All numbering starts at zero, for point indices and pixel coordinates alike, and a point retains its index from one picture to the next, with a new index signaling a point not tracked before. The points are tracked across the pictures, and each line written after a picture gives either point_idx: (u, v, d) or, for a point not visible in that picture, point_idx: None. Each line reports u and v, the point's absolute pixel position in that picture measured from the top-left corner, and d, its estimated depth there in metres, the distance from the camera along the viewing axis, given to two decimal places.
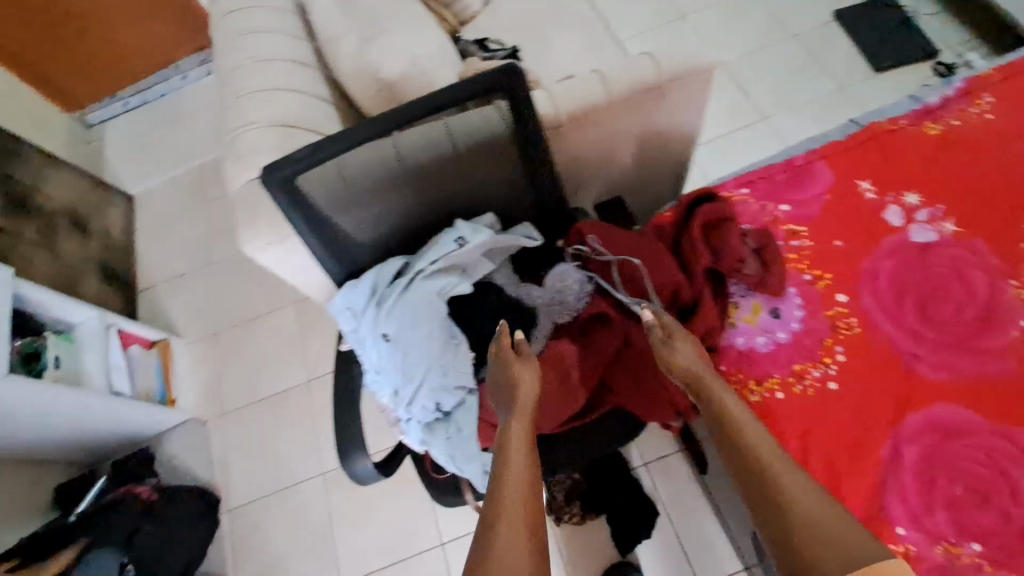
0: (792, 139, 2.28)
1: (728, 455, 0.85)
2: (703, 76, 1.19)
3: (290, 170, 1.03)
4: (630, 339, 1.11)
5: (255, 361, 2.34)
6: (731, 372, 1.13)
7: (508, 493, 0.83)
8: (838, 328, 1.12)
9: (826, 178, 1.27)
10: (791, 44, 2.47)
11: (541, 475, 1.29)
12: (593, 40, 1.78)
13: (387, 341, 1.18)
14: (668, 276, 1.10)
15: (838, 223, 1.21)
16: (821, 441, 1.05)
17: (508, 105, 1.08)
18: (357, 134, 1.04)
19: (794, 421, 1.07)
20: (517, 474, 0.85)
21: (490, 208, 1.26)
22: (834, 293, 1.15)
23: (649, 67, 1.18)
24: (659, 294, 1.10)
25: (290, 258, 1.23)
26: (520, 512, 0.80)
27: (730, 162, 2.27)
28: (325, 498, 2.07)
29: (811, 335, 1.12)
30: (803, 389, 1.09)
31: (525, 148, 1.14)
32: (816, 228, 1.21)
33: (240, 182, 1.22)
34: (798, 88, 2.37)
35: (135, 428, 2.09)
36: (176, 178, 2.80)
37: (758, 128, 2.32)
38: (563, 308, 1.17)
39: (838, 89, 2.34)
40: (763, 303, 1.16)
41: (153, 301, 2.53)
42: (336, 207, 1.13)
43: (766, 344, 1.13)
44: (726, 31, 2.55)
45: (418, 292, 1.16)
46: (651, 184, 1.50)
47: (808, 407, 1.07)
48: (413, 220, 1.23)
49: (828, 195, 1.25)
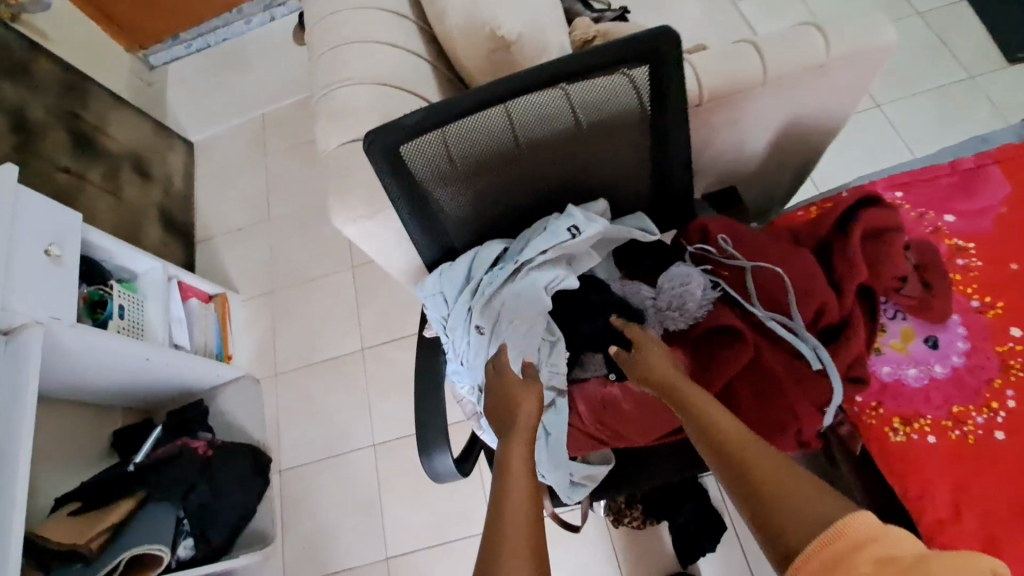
0: (910, 132, 2.02)
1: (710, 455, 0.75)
2: (873, 56, 1.01)
3: (395, 138, 0.91)
4: (762, 359, 0.95)
5: (308, 324, 2.29)
6: (870, 405, 1.00)
7: (505, 516, 0.70)
8: (1010, 368, 0.95)
9: (1002, 187, 1.08)
10: (917, 23, 2.18)
11: (631, 492, 1.17)
12: (710, 6, 1.58)
13: (478, 332, 1.07)
14: (816, 292, 0.95)
15: (1016, 242, 1.03)
16: (978, 498, 0.90)
17: (649, 76, 0.92)
18: (473, 101, 0.91)
19: (946, 472, 0.92)
20: (517, 498, 0.72)
21: (603, 194, 1.12)
22: (1007, 326, 0.98)
23: (811, 41, 1.00)
24: (803, 311, 0.95)
25: (379, 233, 1.13)
26: (518, 547, 0.67)
27: (835, 153, 2.03)
28: (374, 469, 2.02)
29: (975, 373, 0.97)
30: (961, 436, 0.94)
31: (656, 129, 0.99)
32: (988, 246, 1.04)
33: (330, 145, 1.12)
34: (922, 73, 2.09)
35: (191, 382, 2.08)
36: (237, 130, 2.73)
37: (869, 117, 2.07)
38: (680, 315, 1.00)
39: (966, 78, 2.05)
40: (916, 329, 1.01)
41: (210, 254, 2.49)
42: (436, 182, 1.01)
43: (916, 378, 0.99)
44: (841, 4, 2.27)
45: (521, 282, 1.04)
46: (772, 176, 1.33)
47: (965, 457, 0.92)
48: (514, 201, 1.10)
49: (1004, 207, 1.07)
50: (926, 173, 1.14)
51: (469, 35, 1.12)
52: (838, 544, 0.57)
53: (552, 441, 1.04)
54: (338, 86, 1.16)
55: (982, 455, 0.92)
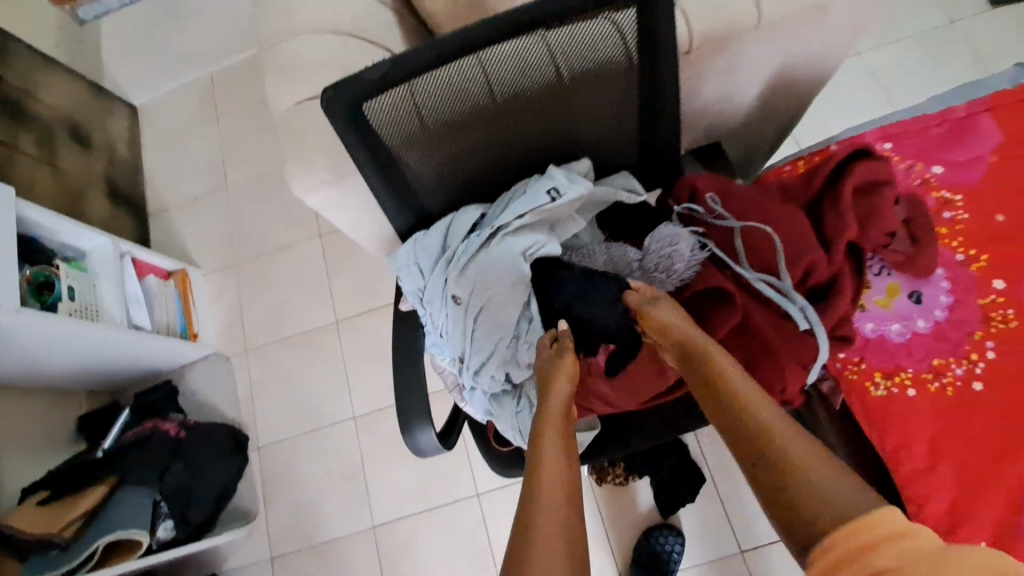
0: (890, 82, 1.97)
1: (723, 423, 0.70)
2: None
3: (358, 94, 0.82)
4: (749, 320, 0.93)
5: (278, 298, 2.19)
6: (852, 360, 1.00)
7: (542, 481, 0.69)
8: (991, 320, 0.96)
9: (991, 136, 1.06)
10: None
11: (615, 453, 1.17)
12: None
13: (456, 303, 1.01)
14: (806, 251, 0.92)
15: (1003, 192, 1.02)
16: (955, 448, 0.91)
17: (636, 19, 0.84)
18: (444, 50, 0.81)
19: (925, 424, 0.93)
20: (552, 465, 0.71)
21: (587, 153, 1.06)
22: (990, 279, 0.98)
23: None
24: (792, 271, 0.93)
25: (346, 201, 1.05)
26: (549, 513, 0.65)
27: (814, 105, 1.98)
28: (356, 442, 1.98)
29: (957, 326, 0.97)
30: (941, 388, 0.94)
31: (644, 82, 0.92)
32: (975, 198, 1.02)
33: (287, 104, 1.01)
34: (900, 20, 2.03)
35: (156, 362, 1.98)
36: (185, 91, 2.52)
37: (850, 68, 2.01)
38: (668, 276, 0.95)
39: (945, 25, 2.00)
40: (902, 284, 1.01)
41: (166, 226, 2.33)
42: (406, 142, 0.93)
43: (899, 333, 0.99)
44: None
45: (498, 249, 0.98)
46: (758, 130, 1.29)
47: (944, 409, 0.93)
48: (491, 163, 1.03)
49: (992, 157, 1.05)
50: (916, 123, 1.11)
51: None
52: (860, 536, 0.53)
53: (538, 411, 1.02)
54: (290, 37, 1.05)
55: (962, 407, 0.92)
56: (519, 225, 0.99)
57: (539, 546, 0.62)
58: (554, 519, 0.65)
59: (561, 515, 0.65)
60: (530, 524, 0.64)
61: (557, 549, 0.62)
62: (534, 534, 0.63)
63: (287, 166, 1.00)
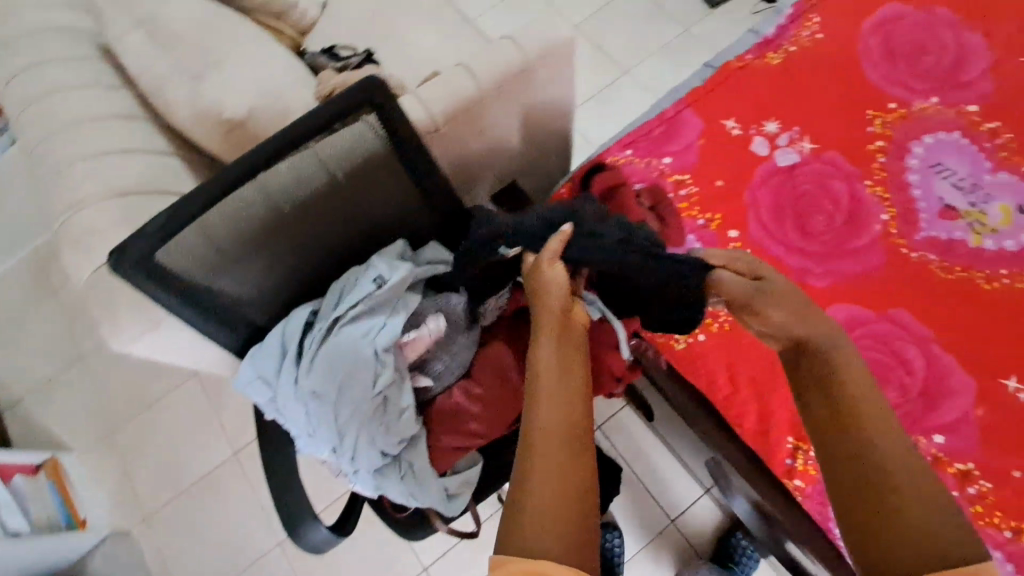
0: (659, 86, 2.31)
1: (811, 399, 0.69)
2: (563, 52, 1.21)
3: (145, 247, 0.90)
4: None
5: (168, 450, 2.09)
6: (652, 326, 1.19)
7: (545, 412, 0.69)
8: None
9: (696, 123, 1.34)
10: None
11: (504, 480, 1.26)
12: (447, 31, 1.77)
13: (314, 399, 1.08)
14: None
15: (715, 164, 1.29)
16: (744, 370, 1.13)
17: (379, 118, 1.02)
18: (216, 188, 0.93)
19: (717, 358, 1.14)
20: (555, 396, 0.70)
21: (392, 231, 1.19)
22: (726, 231, 1.23)
23: (512, 53, 1.18)
24: None
25: (175, 341, 1.11)
26: (553, 445, 0.66)
27: (606, 122, 2.29)
28: (290, 566, 1.90)
29: None
30: (720, 326, 1.15)
31: (408, 165, 1.09)
32: (698, 173, 1.29)
33: (88, 272, 1.07)
34: (650, 34, 2.39)
35: (44, 567, 1.79)
36: (10, 273, 2.38)
37: (623, 84, 2.33)
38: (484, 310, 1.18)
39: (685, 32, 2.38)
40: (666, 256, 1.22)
41: (24, 417, 2.16)
42: (212, 270, 1.01)
43: None
44: None
45: (338, 339, 1.07)
46: (541, 164, 1.52)
47: (726, 342, 1.14)
48: (308, 263, 1.14)
49: (701, 139, 1.32)
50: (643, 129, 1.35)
51: (205, 124, 1.15)
52: None
53: (419, 468, 1.10)
54: (77, 211, 1.10)
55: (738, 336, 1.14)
56: (356, 315, 1.09)
57: (544, 484, 0.64)
58: (558, 452, 0.66)
59: (564, 447, 0.66)
60: (537, 460, 0.65)
61: (560, 483, 0.64)
62: (544, 468, 0.65)
63: (103, 329, 1.05)
